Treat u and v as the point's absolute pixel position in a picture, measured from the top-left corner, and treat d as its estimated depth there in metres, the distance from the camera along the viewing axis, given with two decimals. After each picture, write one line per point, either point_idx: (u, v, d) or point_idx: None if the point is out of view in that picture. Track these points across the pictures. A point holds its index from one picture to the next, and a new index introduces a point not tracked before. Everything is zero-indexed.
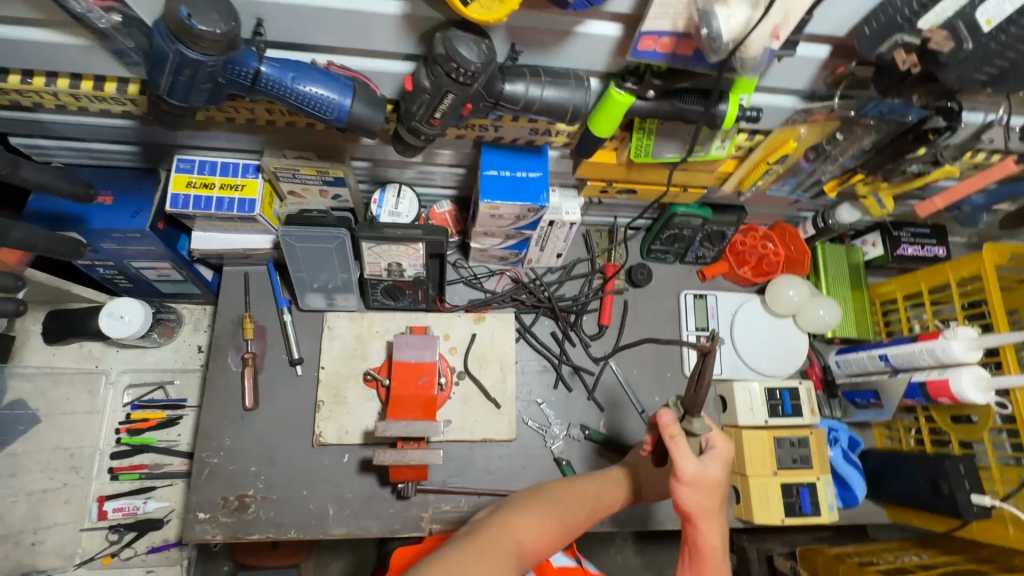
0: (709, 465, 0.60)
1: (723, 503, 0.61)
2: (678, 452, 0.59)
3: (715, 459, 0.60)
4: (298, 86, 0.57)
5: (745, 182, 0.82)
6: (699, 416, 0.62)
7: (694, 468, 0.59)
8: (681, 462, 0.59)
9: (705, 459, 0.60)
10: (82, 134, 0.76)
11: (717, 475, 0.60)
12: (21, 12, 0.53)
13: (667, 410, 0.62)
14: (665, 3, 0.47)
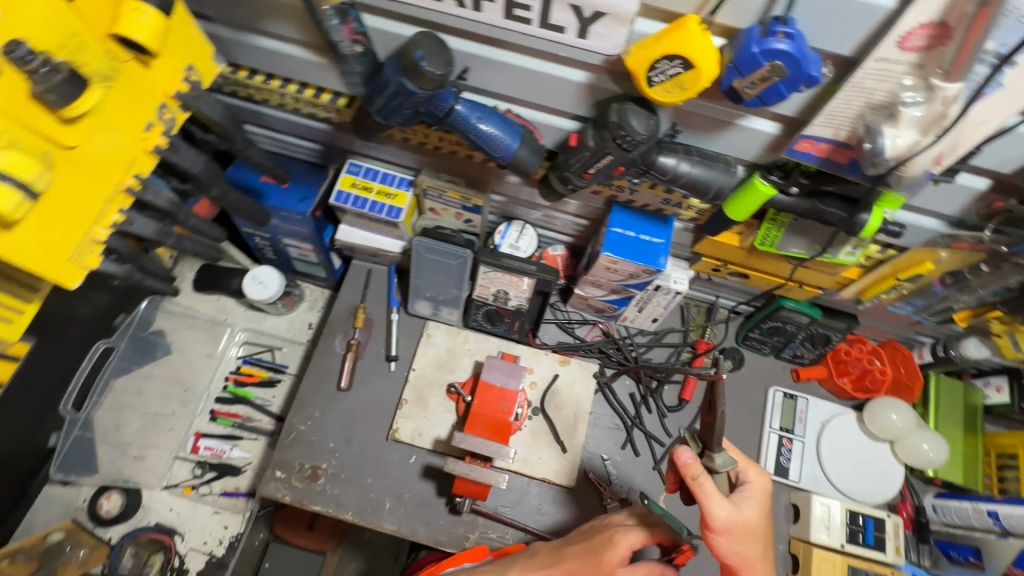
0: (745, 512, 0.63)
1: (764, 545, 0.64)
2: (709, 496, 0.61)
3: (751, 500, 0.64)
4: (480, 125, 0.66)
5: (866, 293, 0.81)
6: (720, 451, 0.61)
7: (729, 513, 0.62)
8: (714, 508, 0.61)
9: (741, 506, 0.63)
10: (285, 128, 0.92)
11: (751, 519, 0.63)
12: (290, 33, 0.67)
13: (684, 447, 0.62)
14: (833, 115, 0.51)
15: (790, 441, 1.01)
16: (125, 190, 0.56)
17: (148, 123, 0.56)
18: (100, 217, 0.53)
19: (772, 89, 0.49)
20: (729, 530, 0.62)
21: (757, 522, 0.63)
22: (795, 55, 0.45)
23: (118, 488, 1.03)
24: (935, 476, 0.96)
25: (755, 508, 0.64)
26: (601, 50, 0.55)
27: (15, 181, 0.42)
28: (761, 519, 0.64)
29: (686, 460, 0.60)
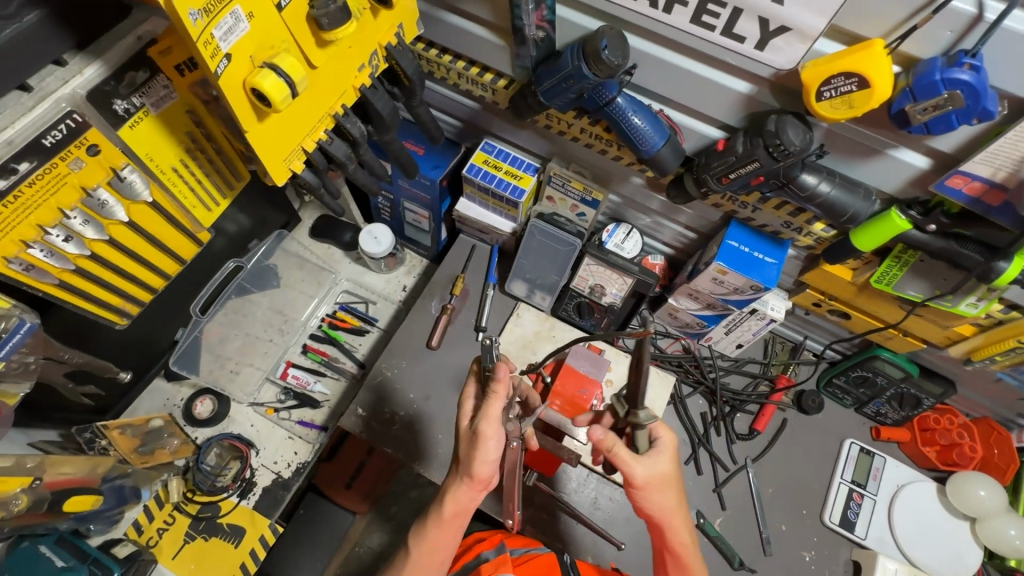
0: (657, 466, 0.71)
1: (677, 488, 0.73)
2: (629, 463, 0.69)
3: (666, 453, 0.72)
4: (634, 119, 0.72)
5: (978, 352, 0.80)
6: (644, 409, 0.72)
7: (644, 471, 0.70)
8: (632, 470, 0.70)
9: (650, 459, 0.71)
10: (436, 101, 1.01)
11: (666, 471, 0.71)
12: (482, 13, 0.76)
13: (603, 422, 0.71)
14: (996, 154, 0.54)
15: (860, 496, 0.99)
16: (332, 115, 0.64)
17: (361, 64, 0.65)
18: (311, 131, 0.62)
19: (942, 118, 0.52)
20: (648, 484, 0.71)
21: (668, 472, 0.72)
22: (976, 87, 0.48)
23: (212, 394, 1.12)
24: (1016, 569, 0.91)
25: (665, 459, 0.71)
26: (773, 63, 0.60)
27: (288, 79, 0.50)
28: (670, 469, 0.72)
29: (598, 437, 0.70)
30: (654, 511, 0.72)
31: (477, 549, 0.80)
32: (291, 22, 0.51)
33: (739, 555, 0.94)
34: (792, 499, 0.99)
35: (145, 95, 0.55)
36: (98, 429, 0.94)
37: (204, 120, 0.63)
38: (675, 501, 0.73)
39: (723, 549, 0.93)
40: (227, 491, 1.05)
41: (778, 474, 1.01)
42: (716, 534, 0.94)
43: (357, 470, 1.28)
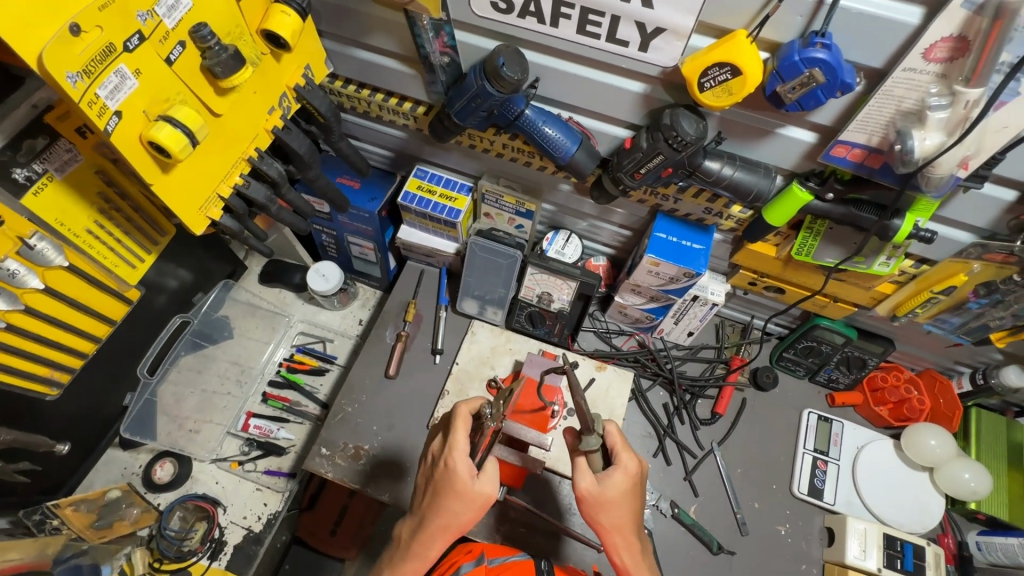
0: (602, 488, 0.69)
1: (627, 512, 0.70)
2: (575, 470, 0.71)
3: (617, 473, 0.70)
4: (545, 129, 0.75)
5: (901, 308, 0.84)
6: (594, 435, 0.70)
7: (588, 488, 0.69)
8: (578, 480, 0.70)
9: (601, 479, 0.69)
10: (364, 135, 1.04)
11: (614, 491, 0.69)
12: (388, 46, 0.79)
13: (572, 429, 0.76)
14: (866, 121, 0.58)
15: (824, 462, 1.01)
16: (246, 159, 0.65)
17: (271, 107, 0.66)
18: (226, 177, 0.63)
19: (810, 94, 0.56)
20: (591, 501, 0.69)
21: (614, 496, 0.69)
22: (832, 63, 0.53)
23: (172, 457, 1.08)
24: (978, 510, 0.94)
25: (616, 482, 0.68)
26: (659, 62, 0.64)
27: (185, 129, 0.51)
28: (620, 495, 0.69)
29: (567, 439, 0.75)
30: (595, 527, 0.70)
31: (455, 563, 0.75)
32: (184, 74, 0.52)
33: (716, 538, 0.95)
34: (760, 475, 1.01)
35: (47, 160, 0.55)
36: (47, 509, 0.91)
37: (115, 179, 0.63)
38: (624, 521, 0.70)
39: (701, 536, 0.94)
40: (195, 554, 1.02)
41: (744, 453, 1.03)
42: (692, 521, 0.95)
43: (340, 516, 1.25)
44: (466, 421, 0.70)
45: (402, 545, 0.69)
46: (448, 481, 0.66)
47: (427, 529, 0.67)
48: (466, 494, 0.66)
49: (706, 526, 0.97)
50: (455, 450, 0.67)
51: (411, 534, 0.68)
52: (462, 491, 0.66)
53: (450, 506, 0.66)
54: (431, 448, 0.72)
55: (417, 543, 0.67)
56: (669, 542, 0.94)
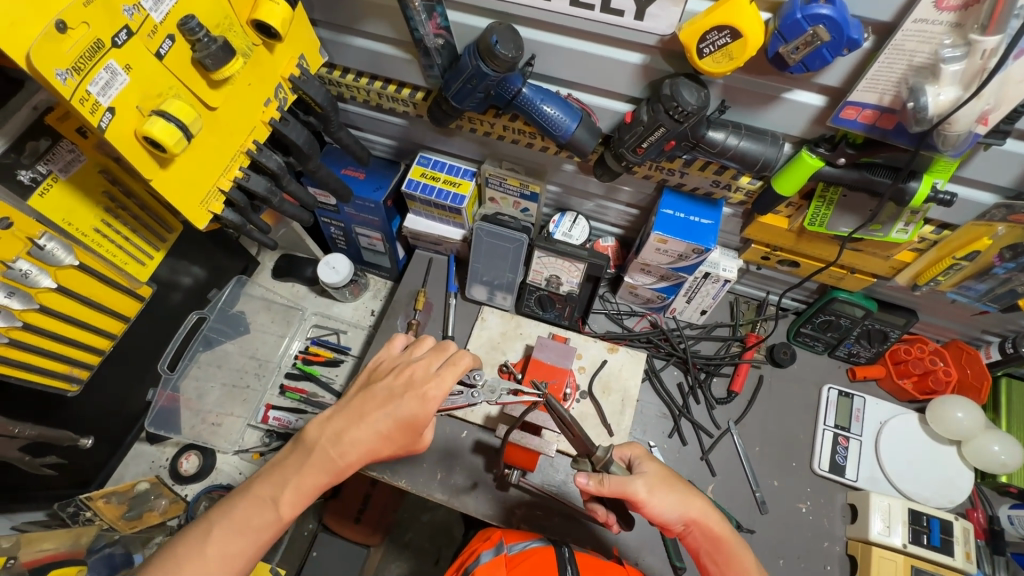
0: (647, 470, 0.70)
1: (683, 481, 0.71)
2: (619, 486, 0.67)
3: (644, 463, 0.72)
4: (543, 107, 0.74)
5: (922, 276, 0.81)
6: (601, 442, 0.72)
7: (641, 482, 0.68)
8: (631, 488, 0.67)
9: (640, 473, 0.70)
10: (366, 125, 1.03)
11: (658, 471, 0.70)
12: (383, 32, 0.78)
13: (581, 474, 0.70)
14: (876, 80, 0.56)
15: (846, 439, 0.99)
16: (245, 151, 0.65)
17: (267, 99, 0.66)
18: (225, 170, 0.63)
19: (815, 54, 0.54)
20: (653, 489, 0.68)
21: (661, 470, 0.70)
22: (837, 19, 0.50)
23: (196, 450, 1.12)
24: (1009, 483, 0.91)
25: (651, 463, 0.71)
26: (655, 31, 0.62)
27: (179, 122, 0.51)
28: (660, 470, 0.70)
29: (586, 484, 0.68)
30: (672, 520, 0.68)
31: (475, 552, 0.78)
32: (175, 68, 0.53)
33: (735, 517, 0.94)
34: (779, 453, 0.99)
35: (50, 161, 0.57)
36: (80, 502, 0.95)
37: (119, 177, 0.65)
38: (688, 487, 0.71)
39: None
40: None
41: (763, 432, 1.01)
42: (710, 500, 0.94)
43: (364, 503, 1.26)
44: (459, 370, 0.64)
45: (314, 451, 0.62)
46: (411, 408, 0.62)
47: (363, 439, 0.62)
48: (414, 429, 0.63)
49: (725, 505, 0.95)
50: (437, 385, 0.62)
51: (336, 439, 0.62)
52: (419, 421, 0.62)
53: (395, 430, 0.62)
54: (403, 368, 0.65)
55: (341, 457, 0.61)
56: None
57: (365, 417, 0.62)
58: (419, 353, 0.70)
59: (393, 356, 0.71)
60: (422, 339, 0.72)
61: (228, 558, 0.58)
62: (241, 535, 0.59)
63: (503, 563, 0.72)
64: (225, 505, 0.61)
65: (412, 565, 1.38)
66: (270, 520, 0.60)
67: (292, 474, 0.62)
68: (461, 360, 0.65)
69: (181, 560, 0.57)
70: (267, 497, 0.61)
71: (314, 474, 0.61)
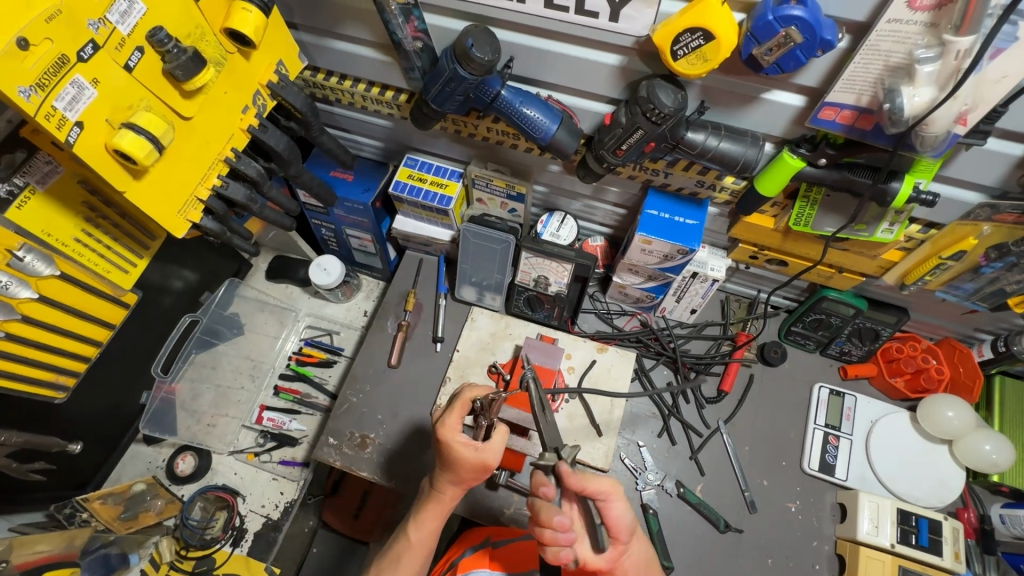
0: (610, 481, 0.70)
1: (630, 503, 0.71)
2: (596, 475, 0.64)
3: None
4: (523, 109, 0.74)
5: (910, 276, 0.80)
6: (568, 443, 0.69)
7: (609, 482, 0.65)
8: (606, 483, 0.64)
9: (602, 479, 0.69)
10: (353, 127, 1.03)
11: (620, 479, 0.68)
12: (362, 35, 0.78)
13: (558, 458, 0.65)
14: (853, 80, 0.55)
15: (836, 438, 0.98)
16: (222, 160, 0.65)
17: (244, 106, 0.66)
18: (202, 179, 0.63)
19: (789, 55, 0.53)
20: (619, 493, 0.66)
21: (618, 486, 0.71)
22: (809, 20, 0.49)
23: (192, 450, 1.12)
24: (1001, 482, 0.90)
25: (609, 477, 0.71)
26: (631, 32, 0.61)
27: (149, 134, 0.52)
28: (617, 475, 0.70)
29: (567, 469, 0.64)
30: (625, 531, 0.65)
31: (463, 546, 0.81)
32: (145, 80, 0.53)
33: (723, 517, 0.94)
34: (770, 452, 0.99)
35: (27, 173, 0.58)
36: (77, 503, 0.98)
37: (98, 187, 0.66)
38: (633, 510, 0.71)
39: (707, 515, 0.93)
40: (219, 542, 1.06)
41: (753, 431, 1.01)
42: (698, 500, 0.94)
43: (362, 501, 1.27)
44: (467, 401, 0.75)
45: (426, 495, 0.77)
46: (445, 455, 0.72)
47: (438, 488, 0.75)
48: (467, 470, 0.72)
49: (713, 504, 0.95)
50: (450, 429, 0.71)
51: (432, 486, 0.75)
52: (453, 466, 0.71)
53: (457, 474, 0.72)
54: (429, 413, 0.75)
55: (437, 494, 0.74)
56: (675, 523, 0.93)
57: (438, 470, 0.74)
58: (447, 395, 0.79)
59: (432, 407, 0.80)
60: (453, 382, 0.81)
61: None
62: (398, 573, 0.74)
63: (487, 556, 0.75)
64: (382, 552, 0.78)
65: None
66: (406, 552, 0.75)
67: (414, 515, 0.77)
68: (467, 394, 0.76)
69: None
70: (401, 535, 0.76)
71: (426, 514, 0.75)
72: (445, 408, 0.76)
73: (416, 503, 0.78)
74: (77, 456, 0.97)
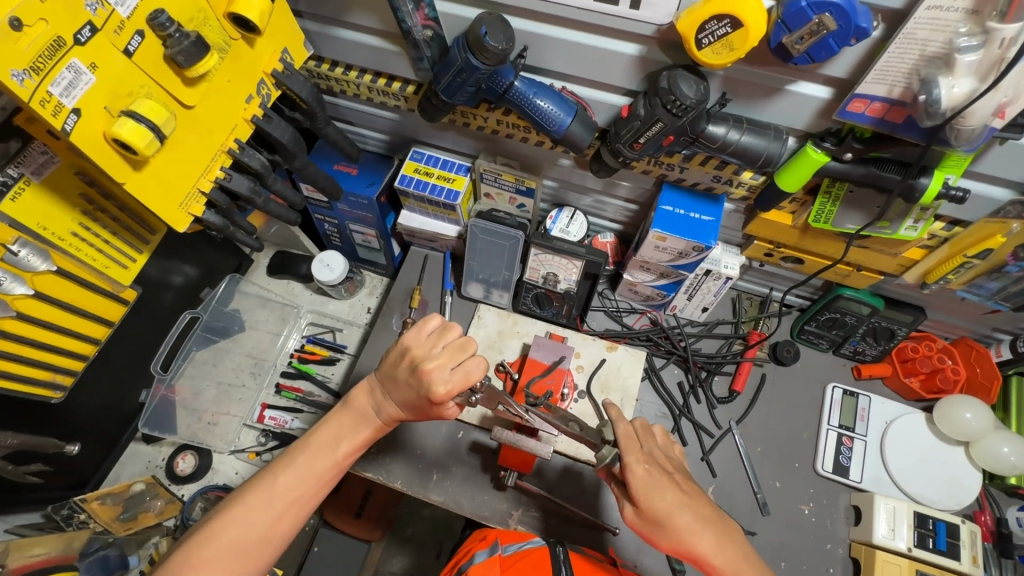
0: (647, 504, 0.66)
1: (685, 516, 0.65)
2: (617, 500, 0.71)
3: (647, 495, 0.65)
4: (536, 100, 0.71)
5: (931, 274, 0.78)
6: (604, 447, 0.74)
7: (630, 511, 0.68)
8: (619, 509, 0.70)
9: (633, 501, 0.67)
10: (358, 120, 1.01)
11: (656, 511, 0.65)
12: (370, 23, 0.75)
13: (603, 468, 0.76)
14: (886, 71, 0.52)
15: (850, 439, 0.97)
16: (226, 151, 0.63)
17: (249, 96, 0.63)
18: (205, 171, 0.61)
19: (820, 44, 0.51)
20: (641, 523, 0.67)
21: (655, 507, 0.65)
22: (844, 6, 0.47)
23: (192, 449, 1.10)
24: (1019, 485, 0.88)
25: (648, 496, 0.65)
26: (652, 20, 0.58)
27: (150, 123, 0.49)
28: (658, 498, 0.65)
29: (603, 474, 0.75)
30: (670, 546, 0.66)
31: (471, 551, 0.77)
32: (146, 66, 0.50)
33: (736, 518, 0.92)
34: (782, 453, 0.97)
35: (22, 164, 0.56)
36: (75, 504, 0.95)
37: (96, 179, 0.63)
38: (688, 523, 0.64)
39: None
40: None
41: (765, 432, 0.99)
42: (711, 502, 0.92)
43: (364, 499, 1.24)
44: (470, 378, 0.65)
45: (363, 415, 0.72)
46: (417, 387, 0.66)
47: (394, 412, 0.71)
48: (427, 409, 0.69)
49: (725, 506, 0.93)
50: (442, 386, 0.64)
51: (376, 407, 0.72)
52: (428, 409, 0.69)
53: (411, 402, 0.69)
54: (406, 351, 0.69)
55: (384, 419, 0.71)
56: None
57: (391, 395, 0.70)
58: (445, 341, 0.68)
59: (421, 342, 0.68)
60: (452, 324, 0.69)
61: (293, 501, 0.65)
62: (304, 483, 0.66)
63: (499, 563, 0.71)
64: (281, 456, 0.68)
65: (413, 561, 1.38)
66: (327, 470, 0.68)
67: (342, 430, 0.71)
68: (473, 368, 0.65)
69: (246, 501, 0.63)
70: (322, 449, 0.69)
71: (358, 434, 0.71)
72: (444, 363, 0.66)
73: (346, 415, 0.72)
74: (73, 456, 0.95)
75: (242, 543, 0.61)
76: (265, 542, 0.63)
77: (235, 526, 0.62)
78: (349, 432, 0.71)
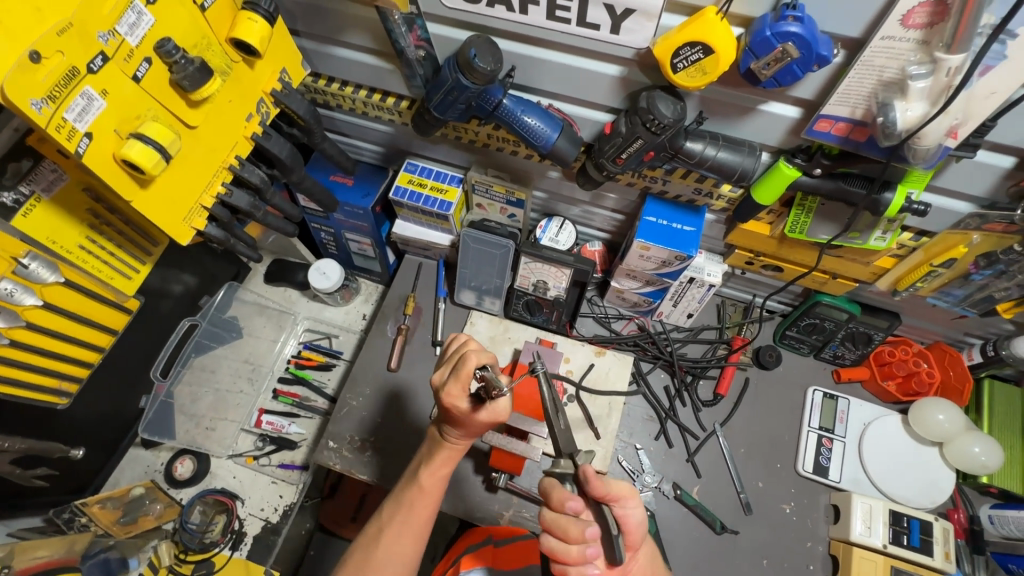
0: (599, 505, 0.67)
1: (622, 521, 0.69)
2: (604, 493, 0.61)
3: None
4: (524, 117, 0.75)
5: (902, 282, 0.82)
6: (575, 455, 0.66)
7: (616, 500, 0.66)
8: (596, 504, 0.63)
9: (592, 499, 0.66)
10: (353, 132, 1.04)
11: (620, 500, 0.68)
12: (365, 43, 0.78)
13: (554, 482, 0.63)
14: (848, 93, 0.56)
15: (830, 440, 1.00)
16: (227, 167, 0.66)
17: (248, 114, 0.66)
18: (207, 187, 0.64)
19: (786, 70, 0.54)
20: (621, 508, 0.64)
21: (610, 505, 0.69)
22: (806, 36, 0.51)
23: (190, 454, 1.12)
24: (990, 483, 0.92)
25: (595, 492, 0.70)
26: (631, 44, 0.62)
27: (157, 144, 0.52)
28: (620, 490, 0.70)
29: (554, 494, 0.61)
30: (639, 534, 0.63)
31: (465, 544, 0.83)
32: (153, 90, 0.53)
33: (719, 518, 0.95)
34: (765, 454, 1.01)
35: (33, 181, 0.58)
36: (75, 508, 0.97)
37: (103, 195, 0.66)
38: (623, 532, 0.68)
39: (703, 516, 0.95)
40: (217, 545, 1.06)
41: (748, 434, 1.03)
42: (695, 502, 0.95)
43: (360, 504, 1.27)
44: (463, 371, 0.68)
45: (434, 442, 0.77)
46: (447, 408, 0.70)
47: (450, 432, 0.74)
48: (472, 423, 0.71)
49: (709, 505, 0.97)
50: (453, 394, 0.68)
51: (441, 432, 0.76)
52: (464, 422, 0.70)
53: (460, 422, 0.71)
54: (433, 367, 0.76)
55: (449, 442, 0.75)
56: (673, 525, 0.94)
57: (446, 421, 0.74)
58: (447, 351, 0.76)
59: (434, 360, 0.78)
60: (454, 338, 0.77)
61: (403, 527, 0.76)
62: (405, 513, 0.76)
63: (489, 554, 0.76)
64: (391, 494, 0.79)
65: None
66: (416, 495, 0.76)
67: (426, 460, 0.78)
68: (463, 361, 0.68)
69: (374, 532, 0.77)
70: (411, 481, 0.78)
71: (433, 459, 0.76)
72: (445, 369, 0.72)
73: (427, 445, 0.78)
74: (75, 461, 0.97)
75: (380, 569, 0.73)
76: (397, 564, 0.74)
77: (368, 556, 0.75)
78: (426, 459, 0.77)
